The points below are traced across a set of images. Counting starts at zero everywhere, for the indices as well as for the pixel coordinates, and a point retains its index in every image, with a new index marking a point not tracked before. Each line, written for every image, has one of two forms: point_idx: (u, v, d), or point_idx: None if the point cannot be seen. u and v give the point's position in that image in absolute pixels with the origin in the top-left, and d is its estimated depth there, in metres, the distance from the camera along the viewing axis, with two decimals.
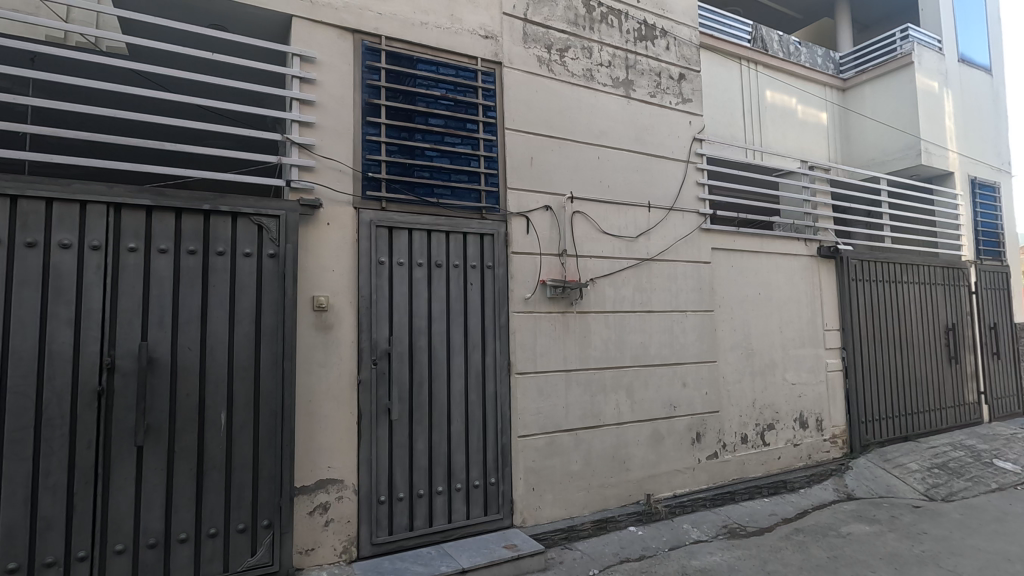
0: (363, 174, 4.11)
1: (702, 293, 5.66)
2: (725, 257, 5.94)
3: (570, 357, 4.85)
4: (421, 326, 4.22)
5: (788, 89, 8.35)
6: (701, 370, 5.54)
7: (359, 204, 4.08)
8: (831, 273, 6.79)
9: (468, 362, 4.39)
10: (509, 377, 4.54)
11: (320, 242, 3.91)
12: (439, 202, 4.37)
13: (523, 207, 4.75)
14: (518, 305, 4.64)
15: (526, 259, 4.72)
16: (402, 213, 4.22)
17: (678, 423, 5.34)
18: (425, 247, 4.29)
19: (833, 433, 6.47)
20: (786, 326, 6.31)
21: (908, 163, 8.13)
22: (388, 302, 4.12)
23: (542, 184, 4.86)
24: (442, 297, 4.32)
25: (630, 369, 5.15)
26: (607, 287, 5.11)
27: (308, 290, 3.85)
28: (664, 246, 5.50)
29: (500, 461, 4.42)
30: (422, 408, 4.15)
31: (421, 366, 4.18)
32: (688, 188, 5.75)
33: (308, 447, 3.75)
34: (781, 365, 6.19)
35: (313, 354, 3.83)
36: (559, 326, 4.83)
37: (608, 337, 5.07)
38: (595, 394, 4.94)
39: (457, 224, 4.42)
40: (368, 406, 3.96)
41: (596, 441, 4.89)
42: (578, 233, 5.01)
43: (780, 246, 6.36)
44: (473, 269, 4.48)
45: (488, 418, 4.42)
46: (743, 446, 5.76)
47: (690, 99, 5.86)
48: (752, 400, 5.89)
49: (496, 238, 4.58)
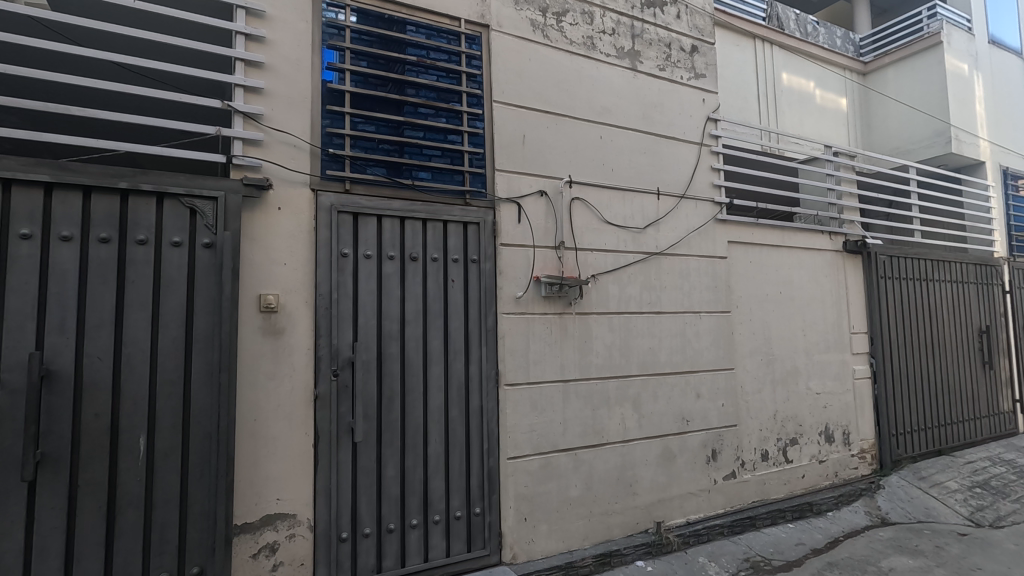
0: (323, 150, 3.47)
1: (718, 292, 5.03)
2: (743, 252, 5.30)
3: (568, 365, 4.21)
4: (392, 330, 3.58)
5: (806, 71, 7.72)
6: (717, 379, 4.91)
7: (317, 184, 3.44)
8: (858, 269, 6.14)
9: (449, 373, 3.75)
10: (496, 388, 3.90)
11: (269, 230, 3.28)
12: (414, 185, 3.74)
13: (514, 191, 4.11)
14: (507, 305, 4.00)
15: (516, 252, 4.08)
16: (370, 196, 3.58)
17: (692, 440, 4.70)
18: (397, 237, 3.65)
19: (862, 448, 5.83)
20: (810, 329, 5.67)
21: (936, 152, 7.43)
22: (353, 302, 3.49)
23: (536, 165, 4.23)
24: (418, 296, 3.68)
25: (637, 379, 4.52)
26: (610, 285, 4.48)
27: (254, 287, 3.22)
28: (675, 239, 4.86)
29: (486, 487, 3.79)
30: (393, 427, 3.52)
31: (392, 377, 3.55)
32: (702, 173, 5.11)
33: (251, 476, 3.12)
34: (805, 373, 5.55)
35: (258, 364, 3.19)
36: (556, 329, 4.20)
37: (612, 342, 4.43)
38: (597, 407, 4.30)
39: (436, 211, 3.78)
40: (327, 425, 3.33)
41: (598, 462, 4.25)
42: (577, 223, 4.37)
43: (803, 240, 5.72)
44: (455, 263, 3.84)
45: (472, 438, 3.79)
46: (763, 464, 5.12)
47: (704, 74, 5.23)
48: (773, 412, 5.25)
49: (483, 227, 3.95)
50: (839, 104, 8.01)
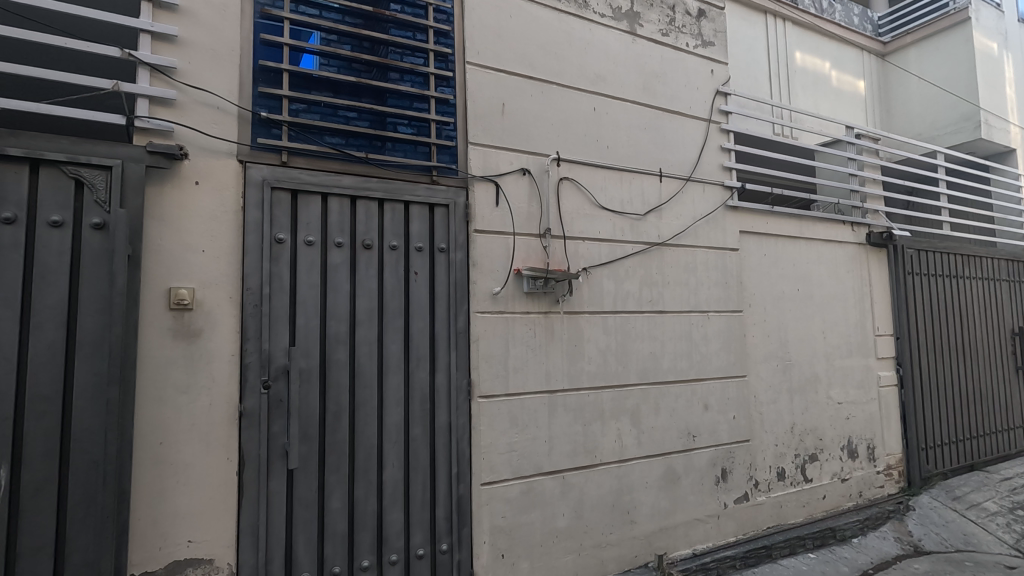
0: (255, 114, 2.87)
1: (729, 288, 4.42)
2: (756, 243, 4.69)
3: (555, 374, 3.60)
4: (340, 332, 2.97)
5: (821, 51, 7.11)
6: (727, 389, 4.30)
7: (246, 155, 2.84)
8: (883, 265, 5.52)
9: (411, 383, 3.15)
10: (468, 401, 3.29)
11: (183, 208, 2.68)
12: (370, 159, 3.14)
13: (491, 168, 3.50)
14: (482, 303, 3.39)
15: (493, 239, 3.47)
16: (314, 171, 2.98)
17: (698, 458, 4.09)
18: (347, 220, 3.04)
19: (888, 464, 5.24)
20: (831, 331, 5.06)
21: (964, 138, 6.84)
22: (291, 298, 2.88)
23: (518, 140, 3.62)
24: (372, 292, 3.08)
25: (637, 389, 3.90)
26: (605, 280, 3.87)
27: (162, 280, 2.61)
28: (680, 228, 4.25)
29: (454, 519, 3.18)
30: (340, 451, 2.92)
31: (339, 390, 2.94)
32: (710, 153, 4.50)
33: (155, 513, 2.52)
34: (825, 381, 4.94)
35: (167, 375, 2.59)
36: (541, 331, 3.58)
37: (606, 346, 3.82)
38: (589, 422, 3.69)
39: (395, 190, 3.18)
40: (255, 449, 2.72)
41: (591, 487, 3.64)
42: (566, 207, 3.76)
43: (822, 231, 5.10)
44: (420, 252, 3.24)
45: (438, 460, 3.19)
46: (780, 484, 4.51)
47: (713, 42, 4.62)
48: (790, 425, 4.64)
49: (452, 211, 3.34)
50: (856, 86, 7.38)
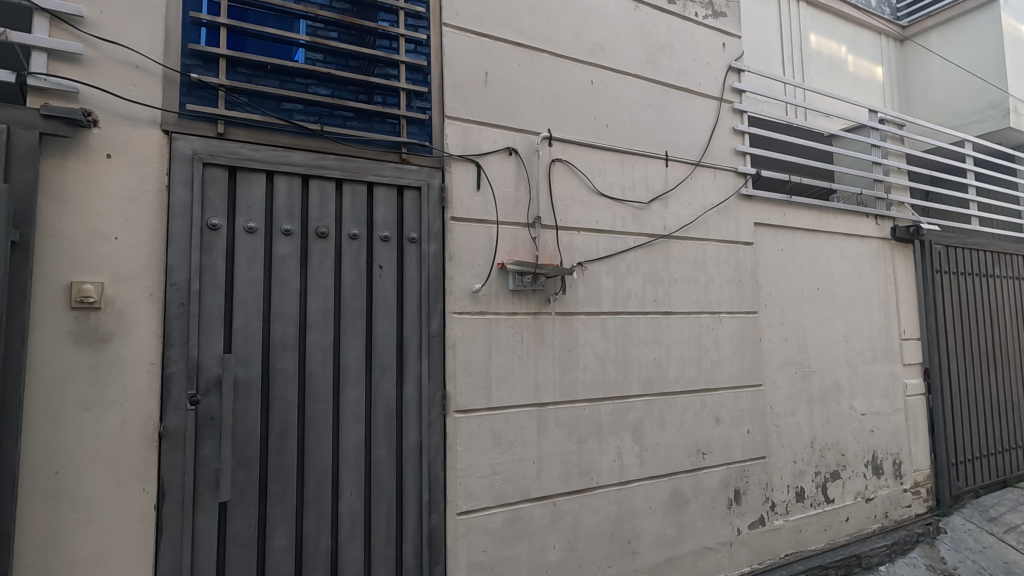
0: (183, 76, 2.40)
1: (743, 287, 3.95)
2: (772, 237, 4.21)
3: (545, 384, 3.12)
4: (287, 337, 2.50)
5: (837, 34, 6.63)
6: (741, 400, 3.83)
7: (172, 124, 2.37)
8: (909, 262, 5.04)
9: (374, 396, 2.68)
10: (442, 417, 2.83)
11: (90, 186, 2.21)
12: (327, 132, 2.67)
13: (472, 147, 3.03)
14: (459, 302, 2.92)
15: (474, 229, 3.00)
16: (258, 145, 2.51)
17: (708, 479, 3.62)
18: (298, 204, 2.58)
19: (915, 481, 4.76)
20: (854, 335, 4.58)
21: (991, 127, 6.33)
22: (227, 296, 2.41)
23: (503, 115, 3.15)
24: (327, 289, 2.61)
25: (640, 401, 3.43)
26: (604, 276, 3.40)
27: (62, 272, 2.15)
28: (688, 218, 3.77)
29: (425, 555, 2.71)
30: (286, 479, 2.44)
31: (285, 404, 2.47)
32: (722, 135, 4.02)
33: (48, 558, 2.06)
34: (848, 390, 4.46)
35: (67, 389, 2.12)
36: (530, 334, 3.11)
37: (605, 352, 3.35)
38: (584, 439, 3.22)
39: (357, 170, 2.71)
40: (178, 479, 2.25)
41: (586, 514, 3.17)
42: (559, 193, 3.29)
43: (844, 224, 4.62)
44: (386, 242, 2.77)
45: (405, 486, 2.72)
46: (799, 506, 4.04)
47: (725, 12, 4.14)
48: (809, 439, 4.17)
49: (425, 195, 2.88)
50: (874, 73, 6.89)
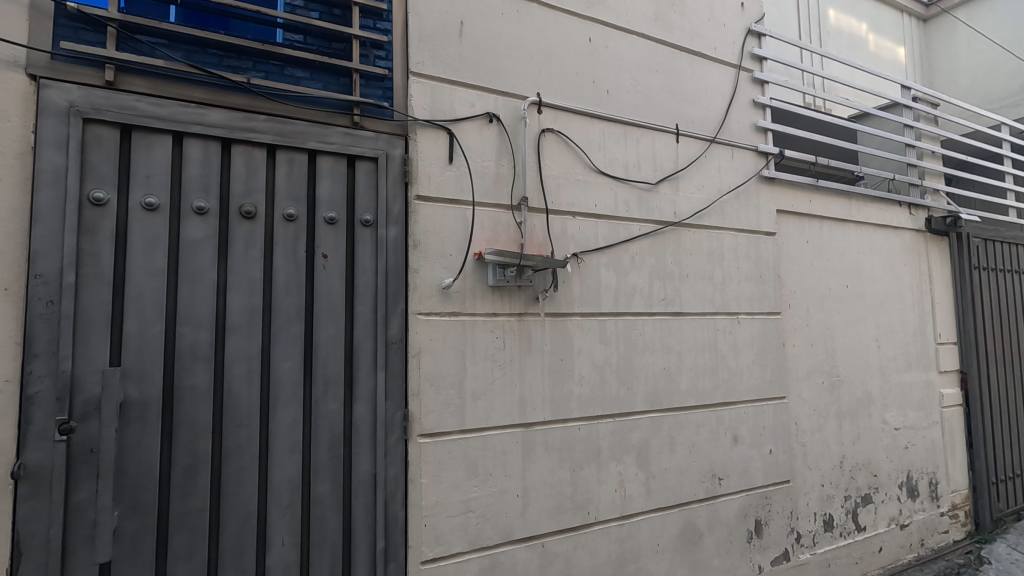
0: (59, 7, 1.85)
1: (765, 284, 3.41)
2: (797, 227, 3.66)
3: (533, 401, 2.58)
4: (198, 344, 1.95)
5: (859, 9, 6.08)
6: (762, 415, 3.29)
7: (42, 69, 1.82)
8: (945, 256, 4.50)
9: (314, 419, 2.12)
10: (404, 442, 2.28)
11: None
12: (256, 86, 2.11)
13: (444, 112, 2.48)
14: (427, 301, 2.37)
15: (445, 210, 2.45)
16: (161, 99, 1.96)
17: (726, 509, 3.09)
18: (215, 174, 2.02)
19: (953, 503, 4.24)
20: (887, 339, 4.05)
21: None
22: (115, 292, 1.85)
23: (483, 74, 2.61)
24: (254, 285, 2.06)
25: (648, 419, 2.89)
26: (603, 270, 2.85)
27: None
28: (701, 203, 3.23)
29: None
30: (194, 527, 1.89)
31: (195, 432, 1.92)
32: (741, 108, 3.48)
33: None
34: (879, 402, 3.92)
35: None
36: (513, 340, 2.57)
37: (605, 361, 2.81)
38: (579, 466, 2.68)
39: (295, 135, 2.16)
40: (42, 533, 1.71)
41: (583, 556, 2.63)
42: (551, 170, 2.75)
43: (875, 213, 4.08)
44: (332, 225, 2.22)
45: (356, 532, 2.17)
46: (828, 536, 3.51)
47: None
48: (839, 459, 3.64)
49: (384, 168, 2.33)
50: (896, 53, 6.35)
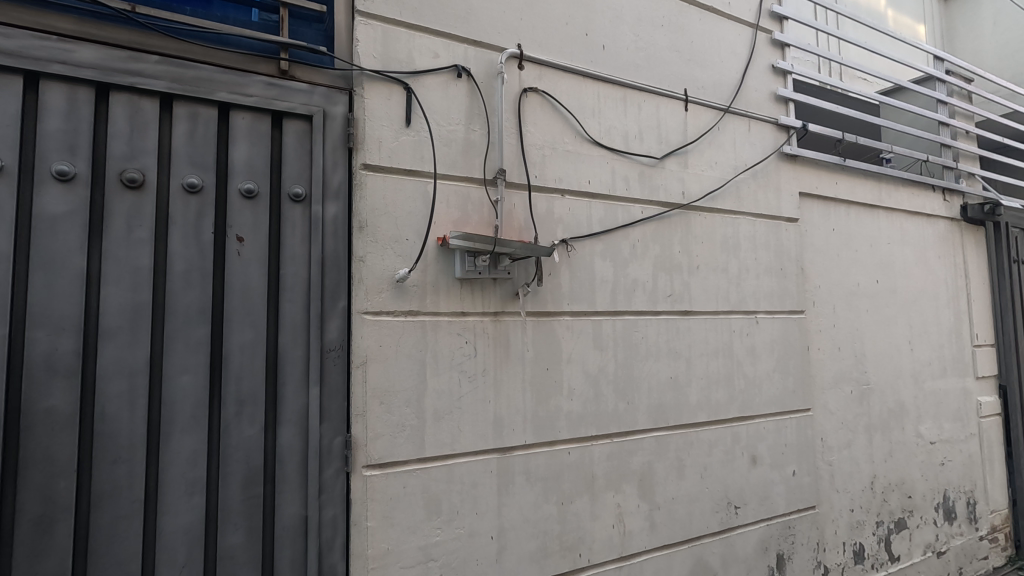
0: None
1: (786, 278, 2.93)
2: (821, 212, 3.19)
3: (512, 420, 2.10)
4: (59, 355, 1.47)
5: None
6: (785, 431, 2.82)
7: None
8: (982, 248, 4.02)
9: (222, 449, 1.64)
10: (345, 476, 1.80)
11: None
12: (143, 17, 1.62)
13: (400, 62, 2.00)
14: (375, 297, 1.89)
15: (400, 184, 1.97)
16: (8, 28, 1.47)
17: (743, 542, 2.62)
18: (85, 131, 1.53)
19: (992, 525, 3.77)
20: (920, 341, 3.57)
21: None
22: None
23: (449, 18, 2.12)
24: (140, 276, 1.57)
25: (652, 440, 2.42)
26: (598, 259, 2.37)
27: None
28: (714, 182, 2.75)
29: None
30: None
31: (50, 472, 1.44)
32: (759, 74, 3.00)
33: None
34: (913, 413, 3.45)
35: None
36: (487, 346, 2.09)
37: (600, 370, 2.33)
38: (568, 499, 2.20)
39: (198, 83, 1.67)
40: None
41: None
42: (533, 137, 2.27)
43: (907, 198, 3.61)
44: (250, 198, 1.73)
45: None
46: (859, 570, 3.04)
47: None
48: (870, 480, 3.17)
49: (319, 128, 1.84)
50: (916, 32, 5.88)
